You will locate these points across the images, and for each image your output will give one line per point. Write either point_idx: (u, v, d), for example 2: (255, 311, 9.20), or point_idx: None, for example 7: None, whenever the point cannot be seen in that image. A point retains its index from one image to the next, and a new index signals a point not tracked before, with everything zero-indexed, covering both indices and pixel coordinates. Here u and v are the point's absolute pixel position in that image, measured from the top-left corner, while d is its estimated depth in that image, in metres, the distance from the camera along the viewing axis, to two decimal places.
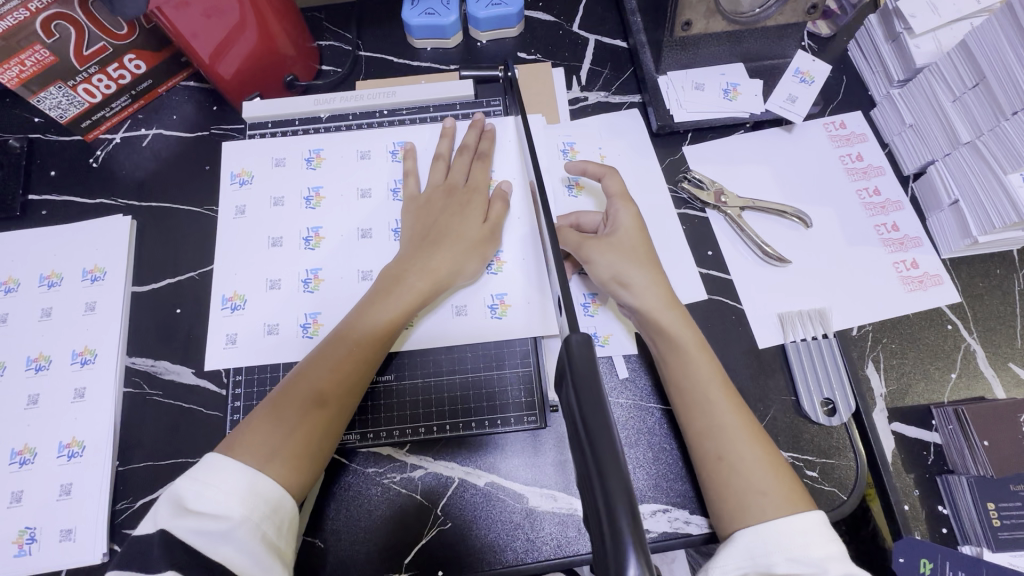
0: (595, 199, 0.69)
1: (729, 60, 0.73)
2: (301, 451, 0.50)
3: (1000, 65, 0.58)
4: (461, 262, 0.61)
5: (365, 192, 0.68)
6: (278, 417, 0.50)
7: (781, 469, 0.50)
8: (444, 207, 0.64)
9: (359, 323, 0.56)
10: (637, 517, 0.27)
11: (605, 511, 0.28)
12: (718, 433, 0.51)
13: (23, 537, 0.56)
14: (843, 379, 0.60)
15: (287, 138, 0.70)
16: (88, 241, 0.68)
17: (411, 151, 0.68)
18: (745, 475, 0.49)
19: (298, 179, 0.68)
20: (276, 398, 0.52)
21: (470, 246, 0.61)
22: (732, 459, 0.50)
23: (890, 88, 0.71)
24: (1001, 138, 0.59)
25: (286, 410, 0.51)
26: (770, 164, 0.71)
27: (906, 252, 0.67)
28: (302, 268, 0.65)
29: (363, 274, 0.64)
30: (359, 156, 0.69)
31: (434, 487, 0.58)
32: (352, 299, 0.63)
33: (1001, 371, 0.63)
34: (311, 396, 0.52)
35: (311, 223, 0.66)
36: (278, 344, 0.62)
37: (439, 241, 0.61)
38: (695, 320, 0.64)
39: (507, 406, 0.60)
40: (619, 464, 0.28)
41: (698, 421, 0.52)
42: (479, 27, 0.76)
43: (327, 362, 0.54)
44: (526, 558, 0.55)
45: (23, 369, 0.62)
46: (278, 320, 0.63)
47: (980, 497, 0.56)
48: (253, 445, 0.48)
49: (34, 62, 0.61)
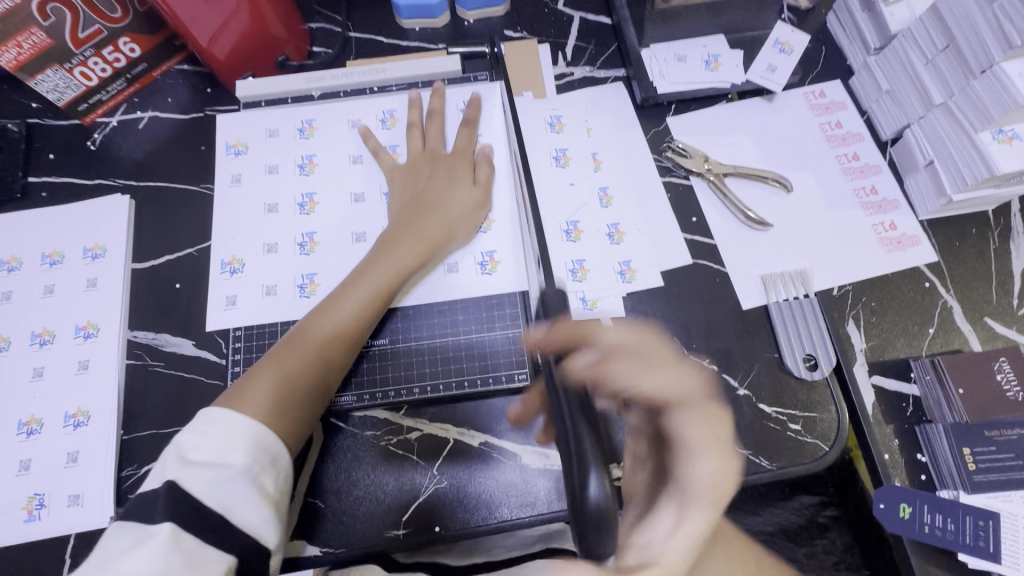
0: (595, 242, 0.67)
1: (711, 33, 0.75)
2: (297, 404, 0.52)
3: (967, 26, 0.59)
4: (455, 231, 0.63)
5: (356, 159, 0.70)
6: (279, 374, 0.53)
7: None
8: (431, 174, 0.66)
9: (355, 287, 0.58)
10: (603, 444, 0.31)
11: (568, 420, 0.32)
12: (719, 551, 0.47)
13: (32, 503, 0.58)
14: (825, 337, 0.62)
15: (281, 111, 0.72)
16: (89, 220, 0.70)
17: (366, 134, 0.69)
18: None
19: (293, 149, 0.70)
20: (269, 365, 0.53)
21: (466, 215, 0.64)
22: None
23: (867, 56, 0.73)
24: (970, 98, 0.60)
25: (284, 372, 0.53)
26: (751, 133, 0.73)
27: (885, 214, 0.69)
28: (300, 232, 0.66)
29: (357, 236, 0.66)
30: (351, 125, 0.71)
31: (430, 448, 0.60)
32: (346, 259, 0.65)
33: (977, 325, 0.65)
34: (309, 359, 0.54)
35: (305, 191, 0.68)
36: (275, 304, 0.64)
37: (429, 208, 0.63)
38: (679, 284, 0.66)
39: (498, 364, 0.62)
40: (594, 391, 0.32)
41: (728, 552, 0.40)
42: (466, 6, 0.77)
43: (323, 324, 0.56)
44: (522, 512, 0.58)
45: (27, 344, 0.64)
46: (274, 281, 0.65)
47: (956, 442, 0.58)
48: (254, 397, 0.50)
49: (31, 45, 0.63)
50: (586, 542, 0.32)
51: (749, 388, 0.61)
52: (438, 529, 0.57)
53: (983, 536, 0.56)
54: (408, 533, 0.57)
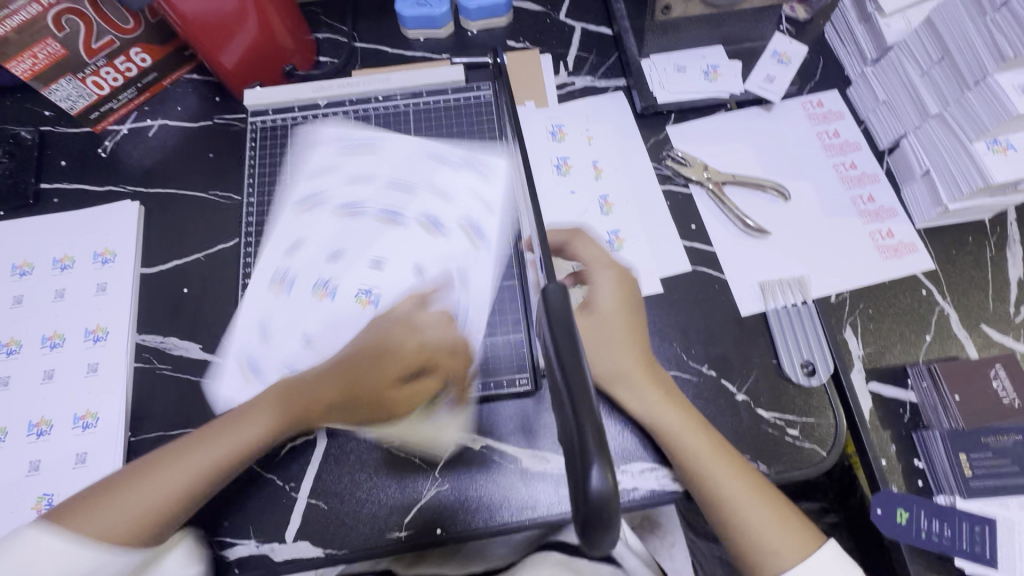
0: None
1: (710, 44, 0.77)
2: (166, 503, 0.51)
3: (961, 39, 0.60)
4: (380, 407, 0.57)
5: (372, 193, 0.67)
6: (182, 457, 0.53)
7: (773, 496, 0.54)
8: (396, 322, 0.58)
9: (284, 401, 0.56)
10: (604, 440, 0.29)
11: (572, 416, 0.30)
12: (697, 469, 0.54)
13: (41, 503, 0.59)
14: (822, 343, 0.63)
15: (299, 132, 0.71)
16: (100, 226, 0.71)
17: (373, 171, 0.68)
18: (757, 534, 0.52)
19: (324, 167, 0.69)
20: (260, 405, 0.56)
21: (395, 396, 0.57)
22: (742, 527, 0.52)
23: (864, 66, 0.74)
24: (965, 109, 0.61)
25: (150, 497, 0.51)
26: (750, 142, 0.74)
27: (882, 222, 0.70)
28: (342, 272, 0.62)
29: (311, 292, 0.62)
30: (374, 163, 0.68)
31: (432, 452, 0.61)
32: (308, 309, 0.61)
33: (974, 332, 0.66)
34: (205, 460, 0.54)
35: (334, 230, 0.64)
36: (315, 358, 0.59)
37: (355, 371, 0.57)
38: (678, 291, 0.67)
39: (499, 369, 0.63)
40: (591, 394, 0.30)
41: (694, 474, 0.54)
42: (469, 17, 0.79)
43: (241, 429, 0.55)
44: (522, 515, 0.58)
45: (38, 347, 0.65)
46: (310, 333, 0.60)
47: (953, 448, 0.58)
48: (148, 474, 0.52)
49: (46, 56, 0.65)
50: (586, 545, 0.30)
51: (747, 394, 0.62)
52: (439, 531, 0.58)
53: (978, 541, 0.57)
54: (410, 535, 0.58)
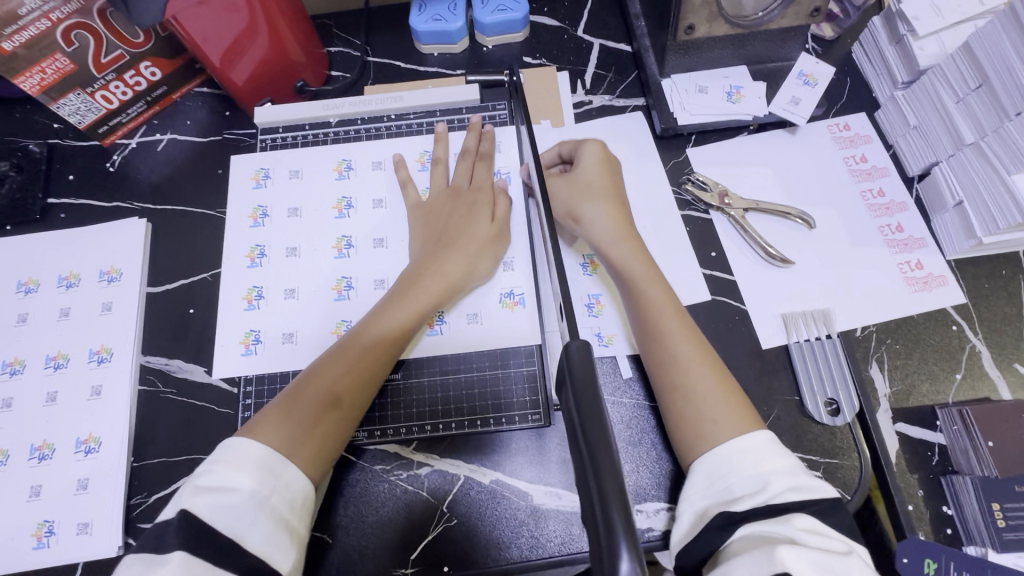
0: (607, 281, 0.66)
1: (733, 64, 0.74)
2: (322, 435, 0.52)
3: (1002, 66, 0.57)
4: (486, 249, 0.64)
5: (378, 203, 0.69)
6: (329, 376, 0.54)
7: (734, 399, 0.53)
8: (452, 212, 0.65)
9: (411, 290, 0.60)
10: (630, 514, 0.28)
11: (597, 492, 0.28)
12: (672, 363, 0.55)
13: (42, 530, 0.58)
14: (847, 380, 0.61)
15: (287, 153, 0.71)
16: (107, 243, 0.70)
17: (477, 125, 0.70)
18: (714, 423, 0.51)
19: (328, 190, 0.69)
20: (393, 299, 0.60)
21: (485, 242, 0.64)
22: (698, 405, 0.52)
23: (894, 89, 0.71)
24: (1004, 139, 0.58)
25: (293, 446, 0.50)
26: (773, 166, 0.71)
27: (911, 253, 0.67)
28: (331, 274, 0.66)
29: (288, 336, 0.63)
30: (375, 167, 0.70)
31: (439, 485, 0.59)
32: (311, 324, 0.64)
33: (1007, 371, 0.63)
34: (375, 339, 0.57)
35: (342, 232, 0.67)
36: (295, 351, 0.63)
37: (458, 240, 0.63)
38: (698, 322, 0.64)
39: (512, 403, 0.61)
40: (614, 466, 0.29)
41: (669, 375, 0.55)
42: (485, 32, 0.77)
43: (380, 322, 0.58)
44: (531, 554, 0.56)
45: (42, 367, 0.64)
46: (294, 328, 0.64)
47: (985, 497, 0.56)
48: (282, 426, 0.50)
49: (54, 71, 0.64)
50: None
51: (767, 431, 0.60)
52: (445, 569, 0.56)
53: None
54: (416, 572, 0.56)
